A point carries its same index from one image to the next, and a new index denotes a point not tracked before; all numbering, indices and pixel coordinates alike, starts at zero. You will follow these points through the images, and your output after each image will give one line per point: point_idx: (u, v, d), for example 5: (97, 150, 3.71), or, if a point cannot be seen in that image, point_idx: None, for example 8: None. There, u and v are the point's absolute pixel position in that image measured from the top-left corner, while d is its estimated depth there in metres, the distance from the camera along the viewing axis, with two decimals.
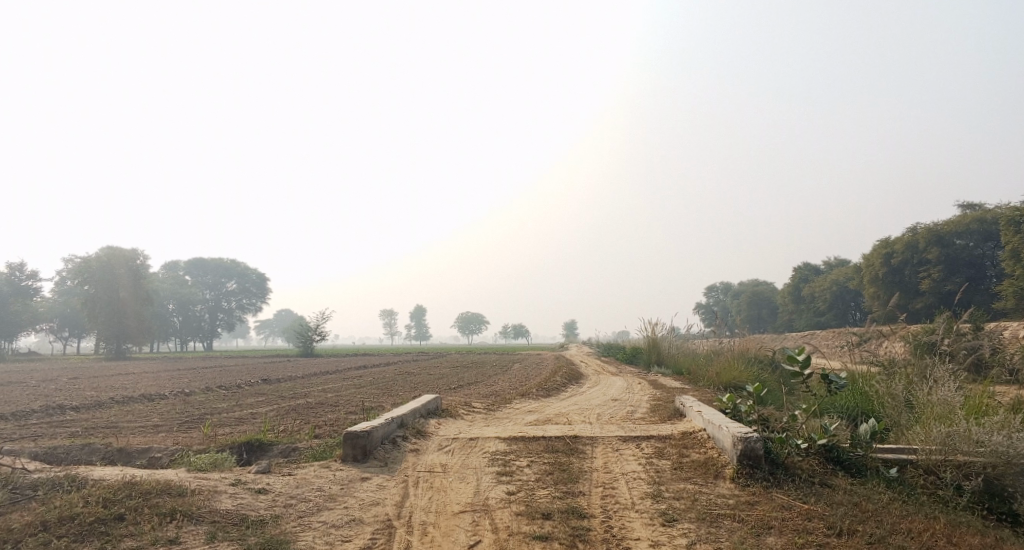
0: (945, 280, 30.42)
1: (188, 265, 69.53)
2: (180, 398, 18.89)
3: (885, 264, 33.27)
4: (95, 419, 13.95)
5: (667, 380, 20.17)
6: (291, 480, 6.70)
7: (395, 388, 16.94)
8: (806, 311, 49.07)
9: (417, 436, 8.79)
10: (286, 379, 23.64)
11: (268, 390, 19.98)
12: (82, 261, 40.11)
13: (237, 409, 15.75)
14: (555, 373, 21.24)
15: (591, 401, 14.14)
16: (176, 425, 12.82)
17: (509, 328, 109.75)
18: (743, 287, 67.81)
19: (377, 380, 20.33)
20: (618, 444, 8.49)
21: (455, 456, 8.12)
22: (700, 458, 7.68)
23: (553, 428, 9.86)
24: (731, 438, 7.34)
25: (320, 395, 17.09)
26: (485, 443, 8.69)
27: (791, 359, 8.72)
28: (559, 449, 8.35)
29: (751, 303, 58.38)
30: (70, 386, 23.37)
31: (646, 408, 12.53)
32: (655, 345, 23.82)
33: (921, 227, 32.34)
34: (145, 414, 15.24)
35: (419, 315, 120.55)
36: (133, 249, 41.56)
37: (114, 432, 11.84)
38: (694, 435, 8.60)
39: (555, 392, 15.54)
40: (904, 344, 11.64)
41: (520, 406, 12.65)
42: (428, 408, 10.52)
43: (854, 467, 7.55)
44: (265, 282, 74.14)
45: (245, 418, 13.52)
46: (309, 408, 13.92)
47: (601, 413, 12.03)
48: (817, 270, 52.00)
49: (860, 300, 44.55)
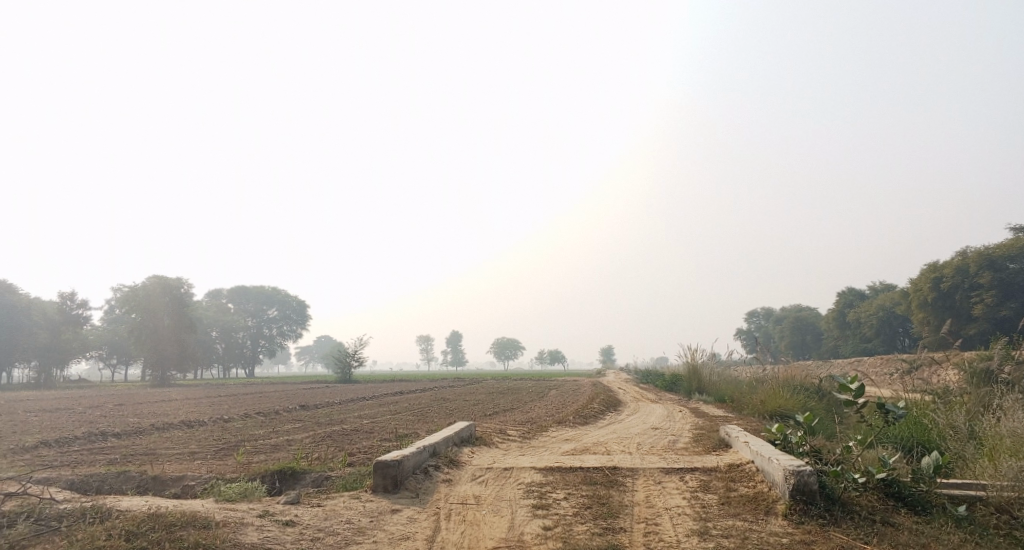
0: (1000, 305, 29.28)
1: (232, 293, 70.64)
2: (218, 425, 18.88)
3: (934, 288, 32.18)
4: (133, 446, 13.96)
5: (709, 408, 19.60)
6: (319, 511, 6.47)
7: (431, 414, 16.69)
8: (851, 337, 47.74)
9: (450, 466, 8.50)
10: (323, 406, 23.56)
11: (306, 416, 19.91)
12: (129, 288, 40.94)
13: (273, 436, 15.65)
14: (594, 400, 20.81)
15: (630, 429, 13.72)
16: (212, 452, 12.74)
17: (546, 354, 109.04)
18: (785, 312, 66.43)
19: (413, 406, 20.11)
20: (660, 477, 8.10)
21: (489, 488, 7.82)
22: (749, 493, 7.26)
23: (591, 459, 9.48)
24: (782, 471, 6.91)
25: (356, 422, 16.93)
26: (520, 474, 8.36)
27: (844, 388, 8.25)
28: (598, 481, 8.00)
29: (794, 329, 57.05)
30: (114, 413, 23.63)
31: (688, 437, 12.07)
32: (696, 372, 23.24)
33: (972, 251, 31.29)
34: (183, 441, 15.21)
35: (456, 340, 120.59)
36: (178, 277, 42.26)
37: (150, 459, 11.79)
38: (741, 468, 8.18)
39: (593, 420, 15.14)
40: (960, 372, 11.04)
41: (557, 434, 12.30)
42: (462, 436, 10.24)
43: (917, 504, 7.08)
44: (305, 309, 74.91)
45: (280, 445, 13.38)
46: (344, 435, 13.74)
47: (641, 443, 11.61)
48: (862, 295, 50.68)
49: (908, 326, 43.21)
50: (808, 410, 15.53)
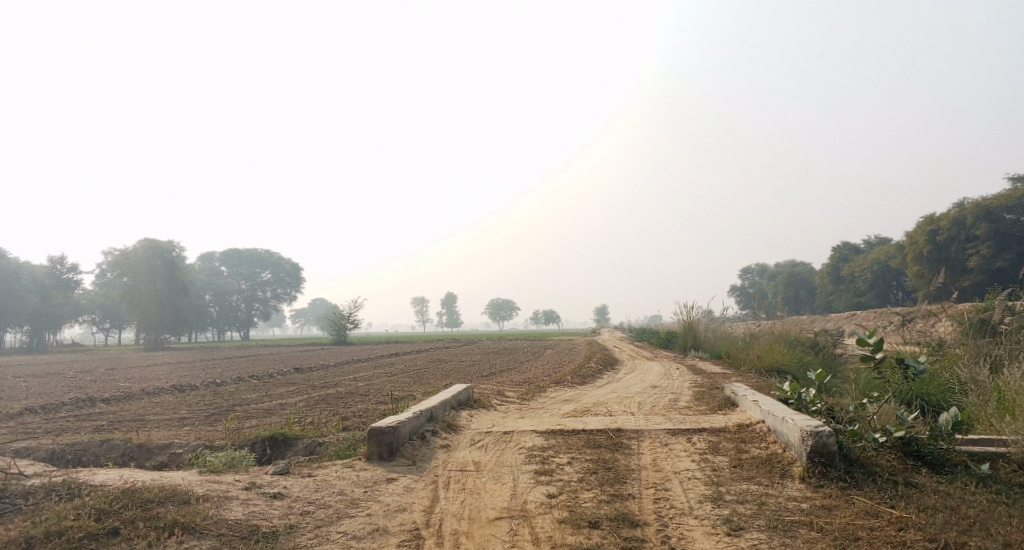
0: (996, 256, 28.89)
1: (224, 256, 70.02)
2: (210, 389, 18.58)
3: (930, 241, 31.79)
4: (122, 412, 13.60)
5: (706, 365, 19.34)
6: (309, 483, 6.09)
7: (427, 376, 16.36)
8: (845, 291, 47.54)
9: (448, 430, 8.15)
10: (317, 368, 23.24)
11: (299, 379, 19.57)
12: (120, 252, 40.14)
13: (266, 400, 15.30)
14: (590, 358, 20.57)
15: (629, 388, 13.41)
16: (202, 418, 12.38)
17: (540, 313, 108.85)
18: (779, 267, 66.20)
19: (408, 368, 19.83)
20: (667, 438, 7.77)
21: (489, 453, 7.46)
22: (761, 455, 6.93)
23: (594, 420, 9.12)
24: (799, 433, 6.57)
25: (350, 385, 16.61)
26: (520, 437, 8.02)
27: (861, 342, 7.88)
28: (602, 445, 7.64)
29: (788, 284, 56.82)
30: (107, 377, 23.36)
31: (690, 396, 11.76)
32: (691, 328, 22.94)
33: (969, 202, 30.89)
34: (174, 406, 14.85)
35: (450, 300, 120.30)
36: (168, 241, 41.70)
37: (138, 426, 11.42)
38: (752, 429, 7.83)
39: (591, 379, 14.85)
40: (958, 324, 10.81)
41: (556, 395, 11.98)
42: (458, 399, 9.87)
43: (937, 462, 6.75)
44: (299, 271, 74.34)
45: (272, 409, 13.04)
46: (338, 398, 13.40)
47: (643, 402, 11.30)
48: (857, 249, 50.36)
49: (902, 280, 43.00)
50: (805, 365, 15.25)
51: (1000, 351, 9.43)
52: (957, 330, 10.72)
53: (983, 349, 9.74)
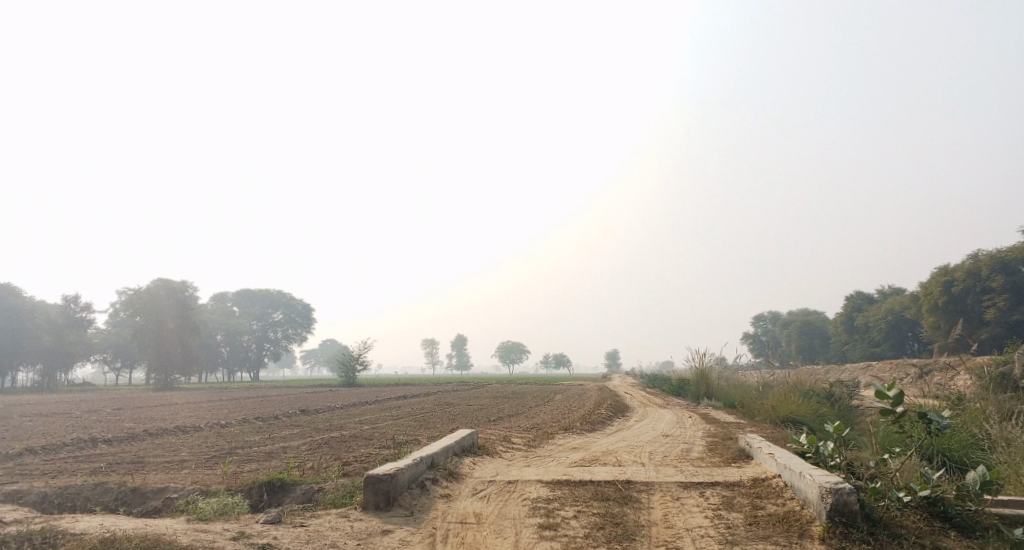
0: (1013, 308, 28.39)
1: (236, 296, 70.14)
2: (214, 431, 18.29)
3: (944, 293, 31.29)
4: (121, 453, 13.32)
5: (719, 414, 18.88)
6: (301, 533, 5.80)
7: (433, 420, 16.00)
8: (859, 341, 46.87)
9: (449, 479, 7.83)
10: (324, 411, 22.89)
11: (304, 422, 19.25)
12: (132, 291, 40.21)
13: (269, 443, 14.98)
14: (600, 404, 20.15)
15: (640, 436, 13.04)
16: (201, 461, 12.08)
17: (551, 357, 108.02)
18: (792, 316, 65.62)
19: (415, 411, 19.49)
20: (679, 492, 7.43)
21: (492, 504, 7.15)
22: (778, 513, 6.60)
23: (602, 470, 8.77)
24: (818, 490, 6.27)
25: (355, 428, 16.28)
26: (525, 487, 7.70)
27: (880, 394, 7.56)
28: (610, 497, 7.30)
29: (801, 333, 56.17)
30: (113, 417, 23.12)
31: (703, 446, 11.39)
32: (704, 377, 22.49)
33: (984, 254, 30.50)
34: (175, 448, 14.55)
35: (461, 344, 119.81)
36: (182, 281, 41.72)
37: (136, 469, 11.14)
38: (768, 483, 7.47)
39: (600, 427, 14.48)
40: (977, 377, 10.49)
41: (565, 442, 11.62)
42: (462, 445, 9.55)
43: (965, 525, 6.40)
44: (310, 312, 74.22)
45: (274, 453, 12.73)
46: (342, 442, 13.09)
47: (653, 451, 10.93)
48: (871, 298, 49.79)
49: (918, 330, 42.35)
50: (821, 417, 14.84)
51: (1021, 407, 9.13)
52: (975, 385, 10.42)
53: (1003, 404, 9.44)
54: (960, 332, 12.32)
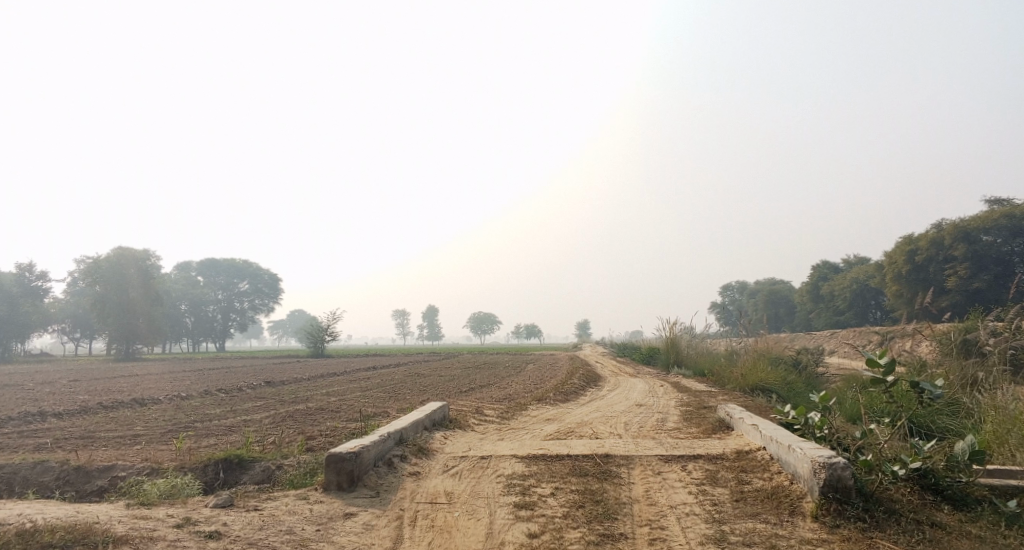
0: (973, 277, 28.58)
1: (200, 266, 68.49)
2: (174, 403, 17.66)
3: (908, 261, 31.40)
4: (71, 428, 12.65)
5: (690, 382, 18.64)
6: (253, 518, 5.36)
7: (403, 391, 15.50)
8: (824, 310, 47.25)
9: (418, 455, 7.34)
10: (289, 382, 22.25)
11: (269, 394, 18.61)
12: (92, 261, 38.87)
13: (230, 417, 14.40)
14: (573, 374, 19.80)
15: (614, 406, 12.70)
16: (156, 436, 11.48)
17: (522, 327, 107.77)
18: (759, 285, 66.03)
19: (384, 382, 18.96)
20: (660, 466, 7.05)
21: (464, 482, 6.70)
22: (766, 487, 6.27)
23: (579, 444, 8.32)
24: (810, 464, 5.95)
25: (322, 400, 15.74)
26: (498, 463, 7.27)
27: (872, 363, 7.20)
28: (589, 472, 6.90)
29: (768, 302, 56.51)
30: (69, 389, 22.32)
31: (679, 416, 11.07)
32: (673, 345, 22.22)
33: (947, 223, 30.63)
34: (129, 422, 13.90)
35: (431, 314, 119.11)
36: (144, 250, 40.42)
37: (85, 445, 10.52)
38: (752, 456, 7.12)
39: (574, 396, 14.11)
40: (943, 346, 10.33)
41: (537, 413, 11.22)
42: (432, 419, 9.07)
43: (957, 498, 6.09)
44: (278, 282, 72.84)
45: (234, 427, 12.15)
46: (306, 415, 12.55)
47: (630, 422, 10.56)
48: (836, 268, 50.13)
49: (881, 298, 42.73)
50: (790, 384, 14.66)
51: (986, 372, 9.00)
52: (936, 351, 10.37)
53: (968, 371, 9.32)
54: (925, 301, 12.26)
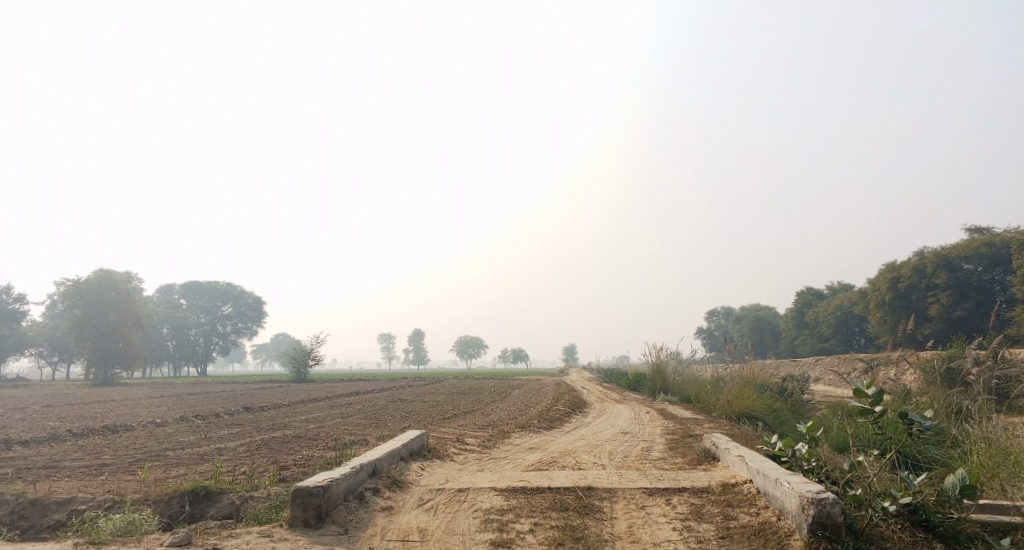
0: (955, 305, 28.63)
1: (184, 289, 67.69)
2: (148, 430, 17.18)
3: (891, 288, 31.44)
4: (38, 456, 12.20)
5: (676, 410, 18.38)
6: None
7: (383, 418, 15.16)
8: (809, 336, 47.26)
9: (392, 488, 7.04)
10: (269, 408, 21.77)
11: (246, 420, 18.17)
12: (71, 283, 38.22)
13: (205, 444, 13.99)
14: (557, 400, 19.52)
15: (598, 434, 12.44)
16: (124, 465, 11.08)
17: (508, 352, 107.27)
18: (744, 311, 66.08)
19: (365, 408, 18.58)
20: (644, 500, 6.79)
21: (438, 518, 6.41)
22: (752, 524, 6.02)
23: (560, 475, 8.03)
24: (798, 500, 5.71)
25: (300, 427, 15.33)
26: (475, 496, 6.98)
27: (858, 393, 6.96)
28: (570, 507, 6.62)
29: (753, 328, 56.52)
30: (41, 415, 21.75)
31: (664, 445, 10.82)
32: (659, 371, 21.97)
33: (929, 251, 30.74)
34: (99, 450, 13.46)
35: (417, 338, 118.31)
36: (126, 272, 39.86)
37: (48, 475, 10.12)
38: (738, 489, 6.86)
39: (557, 424, 13.83)
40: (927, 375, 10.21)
41: (520, 442, 10.93)
42: (410, 448, 8.77)
43: (949, 536, 5.84)
44: (262, 305, 72.04)
45: (207, 455, 11.76)
46: (282, 443, 12.19)
47: (614, 451, 10.28)
48: (820, 294, 50.26)
49: (865, 325, 42.81)
50: (776, 412, 14.44)
51: (971, 401, 8.88)
52: (921, 380, 10.24)
53: (953, 400, 9.20)
54: (908, 328, 12.16)
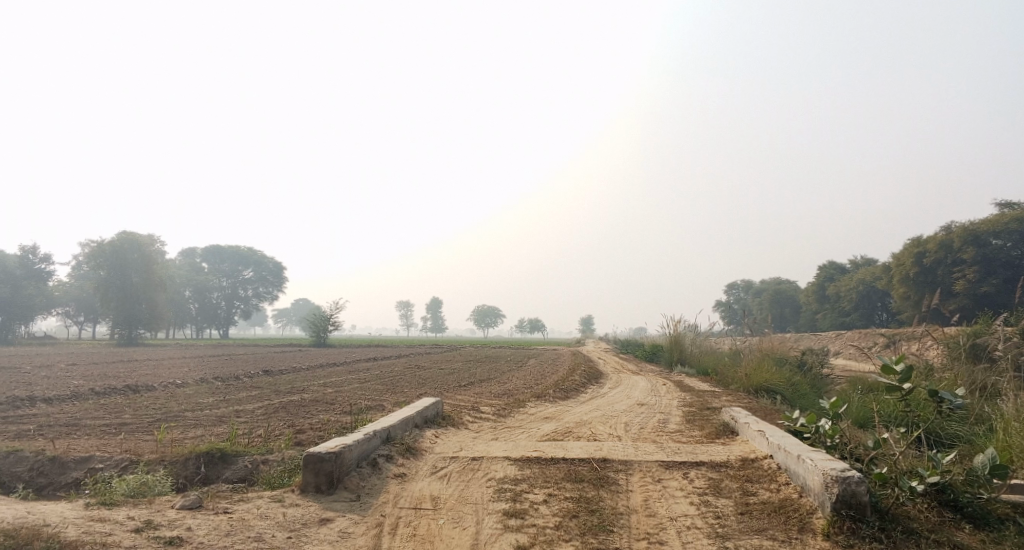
0: (982, 281, 28.08)
1: (206, 253, 68.15)
2: (168, 391, 17.30)
3: (916, 264, 30.86)
4: (59, 414, 12.29)
5: (693, 382, 18.23)
6: (220, 523, 5.30)
7: (400, 384, 15.13)
8: (830, 310, 46.74)
9: (405, 455, 6.97)
10: (287, 372, 21.86)
11: (265, 384, 18.26)
12: (95, 245, 38.52)
13: (223, 406, 14.05)
14: (574, 370, 19.41)
15: (615, 405, 12.31)
16: (143, 425, 11.13)
17: (526, 321, 107.42)
18: (765, 284, 65.52)
19: (382, 374, 18.59)
20: (661, 473, 6.66)
21: (451, 486, 6.33)
22: (773, 500, 5.89)
23: (576, 446, 7.90)
24: (821, 478, 5.56)
25: (317, 391, 15.36)
26: (489, 465, 6.90)
27: (887, 370, 6.74)
28: (585, 478, 6.51)
29: (774, 302, 56.03)
30: (65, 374, 22.01)
31: (681, 417, 10.68)
32: (677, 342, 21.77)
33: (957, 226, 30.10)
34: (119, 409, 13.56)
35: (435, 306, 118.66)
36: (148, 234, 40.10)
37: (68, 433, 10.19)
38: (758, 465, 6.71)
39: (574, 394, 13.73)
40: (951, 350, 9.98)
41: (536, 411, 10.83)
42: (424, 415, 8.69)
43: (978, 516, 5.66)
44: (282, 271, 72.44)
45: (225, 417, 11.79)
46: (299, 407, 12.19)
47: (630, 423, 10.15)
48: (843, 268, 49.59)
49: (888, 300, 42.24)
50: (795, 386, 14.24)
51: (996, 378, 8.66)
52: (945, 356, 10.01)
53: (978, 377, 8.97)
54: (934, 304, 11.86)
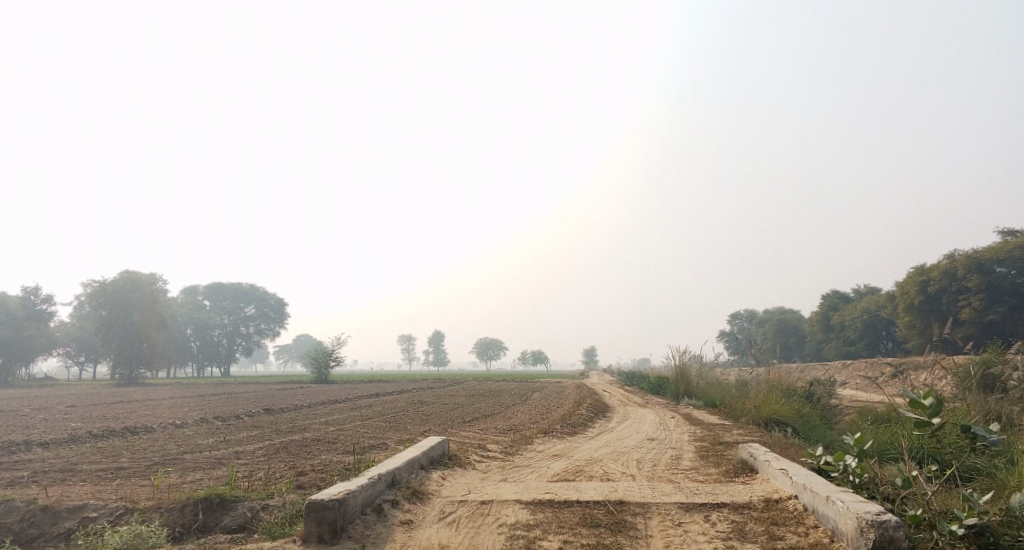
0: (987, 309, 27.72)
1: (207, 290, 67.89)
2: (167, 433, 16.90)
3: (921, 292, 30.52)
4: (54, 459, 11.95)
5: (701, 415, 17.86)
6: None
7: (402, 421, 14.78)
8: (834, 339, 46.32)
9: (412, 500, 6.65)
10: (288, 410, 21.45)
11: (265, 423, 17.87)
12: (96, 284, 38.23)
13: (223, 447, 13.69)
14: (580, 404, 19.05)
15: (624, 440, 11.97)
16: (140, 469, 10.79)
17: (528, 354, 106.80)
18: (768, 314, 65.13)
19: (385, 411, 18.23)
20: (680, 516, 6.35)
21: (461, 533, 6.02)
22: (802, 545, 5.59)
23: (589, 487, 7.57)
24: (856, 522, 5.30)
25: (319, 430, 15.00)
26: (500, 509, 6.58)
27: (915, 404, 6.47)
28: (601, 523, 6.19)
29: (777, 332, 55.62)
30: (63, 416, 21.60)
31: (694, 454, 10.35)
32: (682, 374, 21.40)
33: (961, 254, 29.83)
34: (117, 453, 13.21)
35: (437, 340, 118.07)
36: (150, 272, 39.90)
37: (62, 480, 9.85)
38: (783, 506, 6.40)
39: (581, 429, 13.39)
40: (960, 378, 9.73)
41: (543, 448, 10.50)
42: (430, 456, 8.36)
43: None
44: (284, 306, 72.14)
45: (225, 459, 11.46)
46: (301, 447, 11.85)
47: (642, 460, 9.82)
48: (847, 297, 49.26)
49: (892, 329, 41.85)
50: (804, 418, 13.88)
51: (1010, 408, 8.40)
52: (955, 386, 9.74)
53: (991, 406, 8.69)
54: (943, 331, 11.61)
